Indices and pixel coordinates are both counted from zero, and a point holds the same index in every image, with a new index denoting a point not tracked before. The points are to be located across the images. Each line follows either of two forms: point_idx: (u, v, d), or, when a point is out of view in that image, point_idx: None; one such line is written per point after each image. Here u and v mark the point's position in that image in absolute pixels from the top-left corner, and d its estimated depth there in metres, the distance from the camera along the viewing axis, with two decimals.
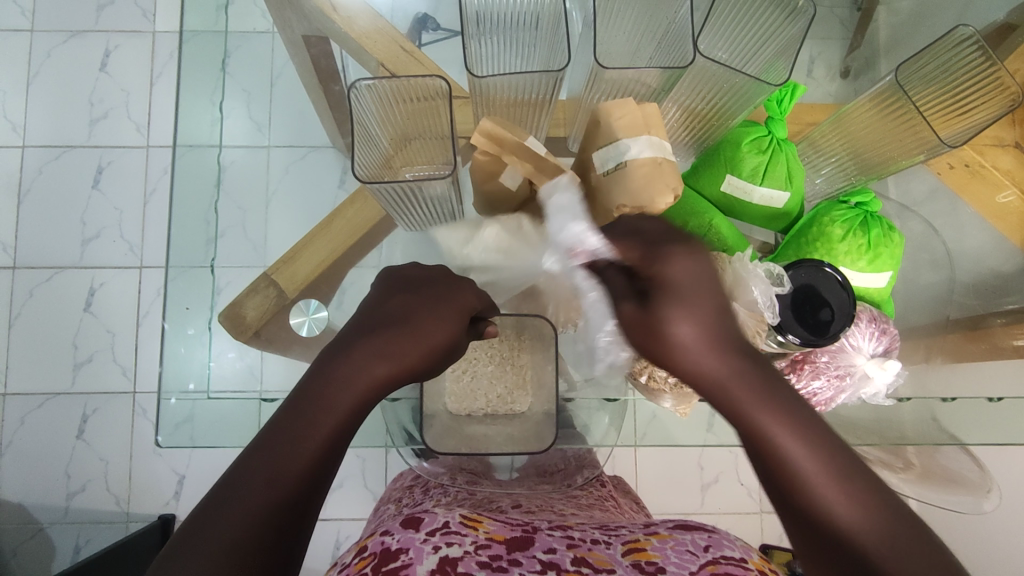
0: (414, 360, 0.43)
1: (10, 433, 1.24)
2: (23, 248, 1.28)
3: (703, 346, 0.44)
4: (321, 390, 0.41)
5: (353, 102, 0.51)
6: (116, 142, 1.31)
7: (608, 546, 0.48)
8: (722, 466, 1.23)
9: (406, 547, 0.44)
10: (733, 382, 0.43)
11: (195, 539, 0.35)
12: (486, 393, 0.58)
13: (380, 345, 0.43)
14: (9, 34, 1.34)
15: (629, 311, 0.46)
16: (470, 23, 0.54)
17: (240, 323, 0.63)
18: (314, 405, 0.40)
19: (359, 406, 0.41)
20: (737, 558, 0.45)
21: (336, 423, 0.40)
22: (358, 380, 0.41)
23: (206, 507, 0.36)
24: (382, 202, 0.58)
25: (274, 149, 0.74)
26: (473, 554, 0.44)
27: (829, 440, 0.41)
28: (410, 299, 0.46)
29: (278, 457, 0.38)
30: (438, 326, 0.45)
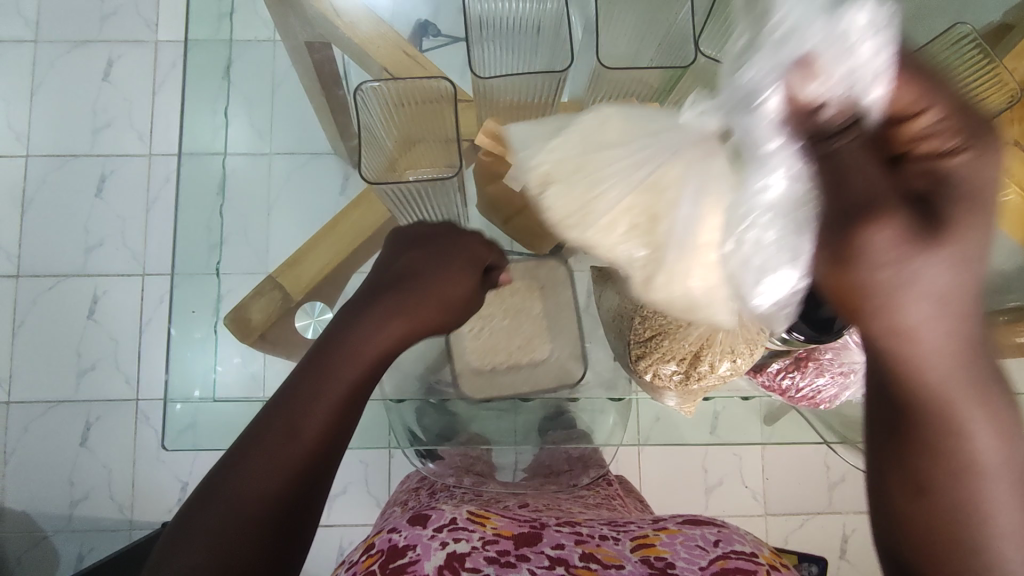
0: (424, 320, 0.46)
1: (13, 442, 1.24)
2: (26, 257, 1.29)
3: (941, 313, 0.31)
4: (333, 352, 0.43)
5: (359, 102, 0.52)
6: (119, 151, 1.32)
7: (617, 542, 0.48)
8: (726, 468, 1.23)
9: (413, 544, 0.44)
10: (949, 364, 0.32)
11: (230, 476, 0.41)
12: (506, 347, 0.59)
13: (393, 307, 0.45)
14: (12, 45, 1.35)
15: (881, 237, 0.28)
16: (473, 28, 0.55)
17: (246, 327, 0.64)
18: (329, 364, 0.43)
19: (373, 362, 0.44)
20: (748, 553, 0.45)
21: (351, 380, 0.43)
22: (373, 341, 0.44)
23: (239, 449, 0.42)
24: (387, 202, 0.58)
25: (276, 156, 0.75)
26: (481, 550, 0.45)
27: (1015, 430, 0.34)
28: (421, 258, 0.48)
29: (294, 415, 0.42)
30: (451, 285, 0.47)
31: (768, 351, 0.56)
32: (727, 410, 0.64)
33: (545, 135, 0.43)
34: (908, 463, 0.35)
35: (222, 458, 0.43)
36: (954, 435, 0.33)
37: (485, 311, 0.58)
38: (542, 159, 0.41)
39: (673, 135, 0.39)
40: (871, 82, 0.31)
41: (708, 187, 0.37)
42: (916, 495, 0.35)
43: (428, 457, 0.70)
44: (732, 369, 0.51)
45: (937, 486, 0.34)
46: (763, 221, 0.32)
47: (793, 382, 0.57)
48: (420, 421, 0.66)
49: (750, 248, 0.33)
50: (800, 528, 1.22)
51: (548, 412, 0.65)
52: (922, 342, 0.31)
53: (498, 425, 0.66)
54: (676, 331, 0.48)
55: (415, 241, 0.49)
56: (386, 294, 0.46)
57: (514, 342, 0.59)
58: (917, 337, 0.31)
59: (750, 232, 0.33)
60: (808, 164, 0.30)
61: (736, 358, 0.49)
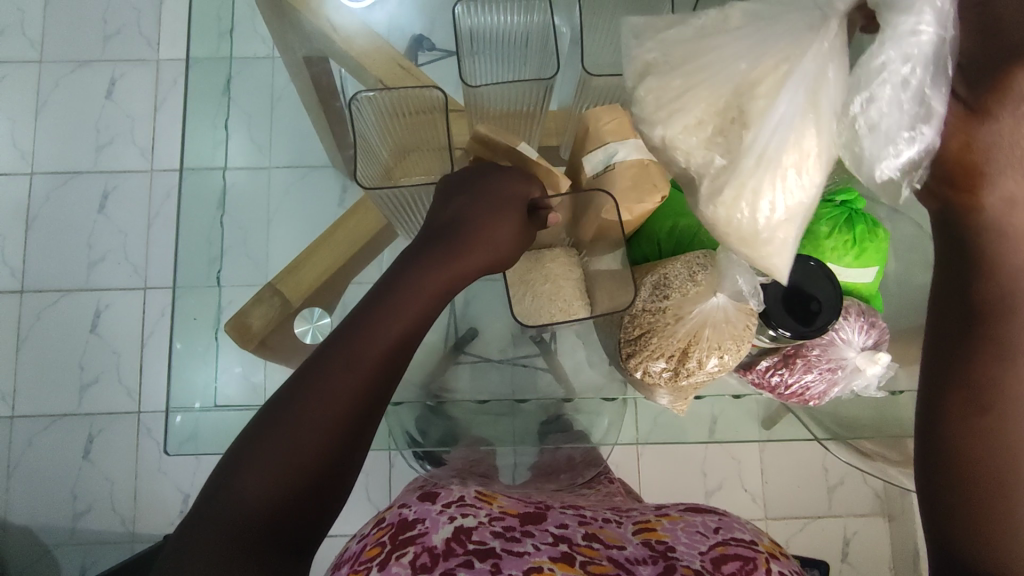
0: (470, 268, 0.48)
1: (18, 455, 1.25)
2: (31, 272, 1.31)
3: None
4: (381, 307, 0.46)
5: (354, 113, 0.54)
6: (122, 168, 1.34)
7: (619, 525, 0.50)
8: (724, 473, 1.23)
9: (423, 517, 0.46)
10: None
11: (291, 403, 0.43)
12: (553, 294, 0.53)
13: (441, 257, 0.47)
14: (17, 65, 1.38)
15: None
16: (463, 39, 0.57)
17: (246, 334, 0.66)
18: (388, 298, 0.46)
19: (433, 295, 0.47)
20: (747, 540, 0.46)
21: (408, 314, 0.46)
22: (426, 287, 0.46)
23: (299, 379, 0.44)
24: (383, 208, 0.60)
25: (275, 170, 0.76)
26: (487, 524, 0.46)
27: None
28: (471, 205, 0.49)
29: (333, 372, 0.44)
30: (500, 227, 0.48)
31: (757, 348, 0.58)
32: (722, 413, 0.65)
33: (660, 26, 0.40)
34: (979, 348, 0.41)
35: (263, 411, 0.44)
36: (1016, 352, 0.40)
37: (528, 274, 0.54)
38: (649, 46, 0.39)
39: (802, 12, 0.35)
40: None
41: (817, 81, 0.35)
42: (978, 416, 0.42)
43: (427, 458, 0.73)
44: (720, 365, 0.53)
45: (1001, 403, 0.41)
46: (904, 74, 0.33)
47: (782, 380, 0.58)
48: (421, 428, 0.68)
49: (883, 111, 0.34)
50: (801, 532, 1.22)
51: (546, 416, 0.67)
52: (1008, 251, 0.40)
53: (497, 429, 0.68)
54: (664, 329, 0.51)
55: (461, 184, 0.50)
56: (435, 247, 0.48)
57: (555, 306, 0.52)
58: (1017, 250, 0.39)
59: (886, 90, 0.33)
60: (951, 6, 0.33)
61: (723, 355, 0.52)
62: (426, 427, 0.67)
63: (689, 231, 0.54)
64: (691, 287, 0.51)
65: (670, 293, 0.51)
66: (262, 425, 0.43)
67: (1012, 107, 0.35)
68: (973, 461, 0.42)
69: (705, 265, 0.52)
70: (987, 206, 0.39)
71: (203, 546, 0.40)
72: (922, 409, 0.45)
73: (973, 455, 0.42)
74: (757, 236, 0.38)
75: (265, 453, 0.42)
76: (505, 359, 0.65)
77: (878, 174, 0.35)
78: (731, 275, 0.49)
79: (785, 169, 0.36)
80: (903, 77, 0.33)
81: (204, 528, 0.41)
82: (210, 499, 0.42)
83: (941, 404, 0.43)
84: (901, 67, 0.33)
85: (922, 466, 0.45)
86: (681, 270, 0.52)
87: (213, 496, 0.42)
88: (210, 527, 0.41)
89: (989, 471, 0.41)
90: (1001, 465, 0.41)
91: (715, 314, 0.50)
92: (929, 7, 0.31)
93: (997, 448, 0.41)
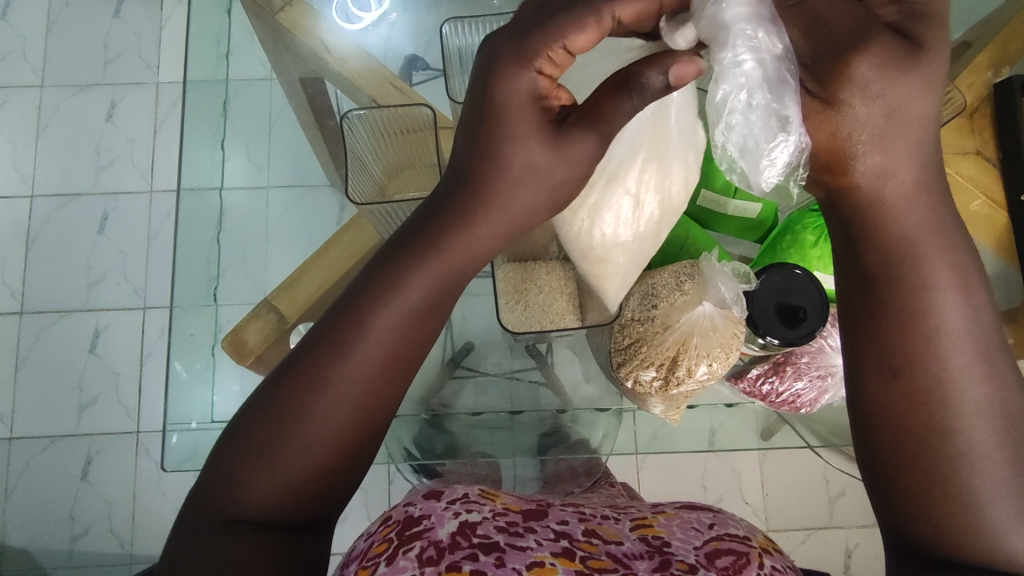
0: (497, 229, 0.41)
1: (15, 477, 1.25)
2: (31, 293, 1.31)
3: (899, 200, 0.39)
4: (400, 266, 0.41)
5: (346, 130, 0.56)
6: (121, 189, 1.36)
7: (617, 521, 0.49)
8: (725, 485, 1.23)
9: (428, 514, 0.45)
10: (925, 237, 0.39)
11: (330, 346, 0.41)
12: (542, 312, 0.54)
13: (466, 212, 0.41)
14: (19, 90, 1.41)
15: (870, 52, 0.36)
16: (452, 56, 0.62)
17: (243, 349, 0.66)
18: (430, 238, 0.41)
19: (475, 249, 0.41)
20: (740, 535, 0.46)
21: (451, 258, 0.41)
22: (453, 247, 0.41)
23: (340, 317, 0.42)
24: (376, 223, 0.62)
25: (273, 189, 0.79)
26: (492, 519, 0.45)
27: (967, 280, 0.39)
28: (500, 144, 0.39)
29: (354, 331, 0.41)
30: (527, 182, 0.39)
31: (747, 357, 0.59)
32: (722, 425, 0.65)
33: None
34: (890, 314, 0.40)
35: (287, 363, 0.43)
36: (923, 314, 0.39)
37: (523, 285, 0.55)
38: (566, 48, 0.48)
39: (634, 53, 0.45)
40: None
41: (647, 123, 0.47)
42: (891, 380, 0.40)
43: (423, 472, 0.74)
44: (709, 375, 0.54)
45: (916, 365, 0.39)
46: (743, 101, 0.39)
47: (773, 388, 0.58)
48: (421, 444, 0.67)
49: (741, 134, 0.40)
50: (803, 544, 1.22)
51: (545, 428, 0.68)
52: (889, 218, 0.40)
53: (494, 441, 0.68)
54: (654, 338, 0.52)
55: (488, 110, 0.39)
56: (459, 199, 0.41)
57: (547, 317, 0.54)
58: (904, 216, 0.39)
59: (736, 117, 0.39)
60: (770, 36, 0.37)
61: (712, 363, 0.53)
62: (426, 443, 0.67)
63: (677, 242, 0.59)
64: (678, 296, 0.53)
65: (658, 302, 0.53)
66: (301, 366, 0.41)
67: (858, 92, 0.36)
68: (898, 425, 0.40)
69: (691, 274, 0.54)
70: (862, 181, 0.39)
71: (225, 494, 0.40)
72: (846, 379, 0.43)
73: (904, 424, 0.39)
74: (591, 247, 0.49)
75: (286, 411, 0.41)
76: (501, 373, 0.69)
77: (763, 183, 0.40)
78: (713, 282, 0.52)
79: (627, 187, 0.48)
80: (744, 105, 0.39)
81: (226, 472, 0.41)
82: (240, 452, 0.41)
83: (860, 368, 0.41)
84: (734, 95, 0.39)
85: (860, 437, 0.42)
86: (668, 279, 0.54)
87: (234, 444, 0.41)
88: (231, 471, 0.41)
89: (917, 435, 0.39)
90: (922, 430, 0.39)
91: (701, 321, 0.51)
92: (743, 42, 0.37)
93: (922, 428, 0.39)
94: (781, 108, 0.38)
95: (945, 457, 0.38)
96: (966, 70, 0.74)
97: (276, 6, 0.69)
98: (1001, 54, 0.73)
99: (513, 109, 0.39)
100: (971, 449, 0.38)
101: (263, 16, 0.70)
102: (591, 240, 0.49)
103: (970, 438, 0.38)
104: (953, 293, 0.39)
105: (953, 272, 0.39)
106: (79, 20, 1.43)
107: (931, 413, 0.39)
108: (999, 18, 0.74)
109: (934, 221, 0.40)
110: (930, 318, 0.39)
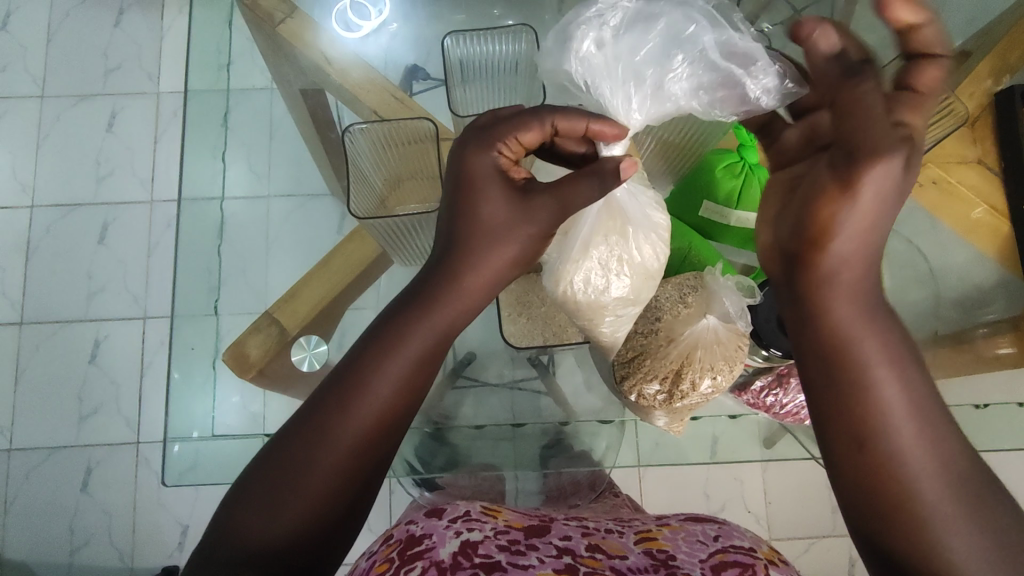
0: (488, 280, 0.45)
1: (14, 489, 1.24)
2: (31, 303, 1.31)
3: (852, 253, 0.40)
4: (405, 318, 0.44)
5: (348, 145, 0.56)
6: (121, 199, 1.36)
7: (622, 535, 0.49)
8: (727, 493, 1.23)
9: (429, 533, 0.44)
10: (849, 300, 0.40)
11: (340, 386, 0.42)
12: (543, 331, 0.57)
13: (462, 268, 0.44)
14: (19, 100, 1.41)
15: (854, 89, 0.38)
16: (455, 68, 0.62)
17: (244, 362, 0.66)
18: (428, 287, 0.45)
19: (474, 291, 0.45)
20: (746, 546, 0.46)
21: (452, 299, 0.44)
22: (455, 293, 0.44)
23: (348, 362, 0.43)
24: (380, 236, 0.62)
25: (273, 200, 0.77)
26: (493, 538, 0.45)
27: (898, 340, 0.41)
28: (478, 207, 0.44)
29: (363, 377, 0.42)
30: (504, 226, 0.44)
31: (750, 369, 0.60)
32: (723, 431, 0.62)
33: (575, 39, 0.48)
34: (845, 378, 0.40)
35: (298, 411, 0.43)
36: (866, 380, 0.40)
37: (525, 295, 0.57)
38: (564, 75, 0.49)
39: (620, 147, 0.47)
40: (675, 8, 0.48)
41: (610, 209, 0.50)
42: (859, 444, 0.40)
43: (426, 484, 0.73)
44: (714, 387, 0.53)
45: (879, 426, 0.39)
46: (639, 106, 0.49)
47: (777, 400, 0.59)
48: (421, 458, 0.67)
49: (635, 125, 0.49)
50: (806, 553, 1.21)
51: (547, 441, 0.66)
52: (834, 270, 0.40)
53: (497, 453, 0.66)
54: (658, 350, 0.52)
55: (463, 182, 0.44)
56: (450, 257, 0.45)
57: (550, 329, 0.57)
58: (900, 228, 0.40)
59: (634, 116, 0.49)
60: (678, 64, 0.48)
61: (717, 375, 0.52)
62: (427, 457, 0.66)
63: (677, 253, 0.59)
64: (681, 309, 0.53)
65: (662, 315, 0.53)
66: (312, 407, 0.42)
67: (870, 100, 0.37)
68: (875, 491, 0.39)
69: (695, 287, 0.54)
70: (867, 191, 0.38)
71: (235, 548, 0.39)
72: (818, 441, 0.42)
73: (881, 489, 0.39)
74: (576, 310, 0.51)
75: (300, 449, 0.41)
76: (503, 383, 0.70)
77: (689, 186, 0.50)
78: (719, 296, 0.52)
79: (600, 261, 0.50)
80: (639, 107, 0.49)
81: (235, 525, 0.40)
82: (254, 492, 0.41)
83: (829, 433, 0.41)
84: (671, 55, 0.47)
85: (845, 502, 0.41)
86: (672, 292, 0.54)
87: (243, 495, 0.41)
88: (242, 522, 0.40)
89: (896, 497, 0.39)
90: (899, 493, 0.39)
91: (704, 333, 0.51)
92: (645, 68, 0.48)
93: (896, 490, 0.39)
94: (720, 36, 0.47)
95: (932, 514, 0.38)
96: (967, 79, 0.74)
97: (277, 19, 0.70)
98: (1001, 64, 0.73)
99: (481, 181, 0.44)
100: (949, 502, 0.38)
101: (264, 28, 0.70)
102: (578, 302, 0.51)
103: (942, 492, 0.38)
104: (884, 351, 0.40)
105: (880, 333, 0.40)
106: (80, 30, 1.44)
107: (903, 478, 0.39)
108: (999, 25, 0.73)
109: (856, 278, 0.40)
110: (872, 383, 0.40)
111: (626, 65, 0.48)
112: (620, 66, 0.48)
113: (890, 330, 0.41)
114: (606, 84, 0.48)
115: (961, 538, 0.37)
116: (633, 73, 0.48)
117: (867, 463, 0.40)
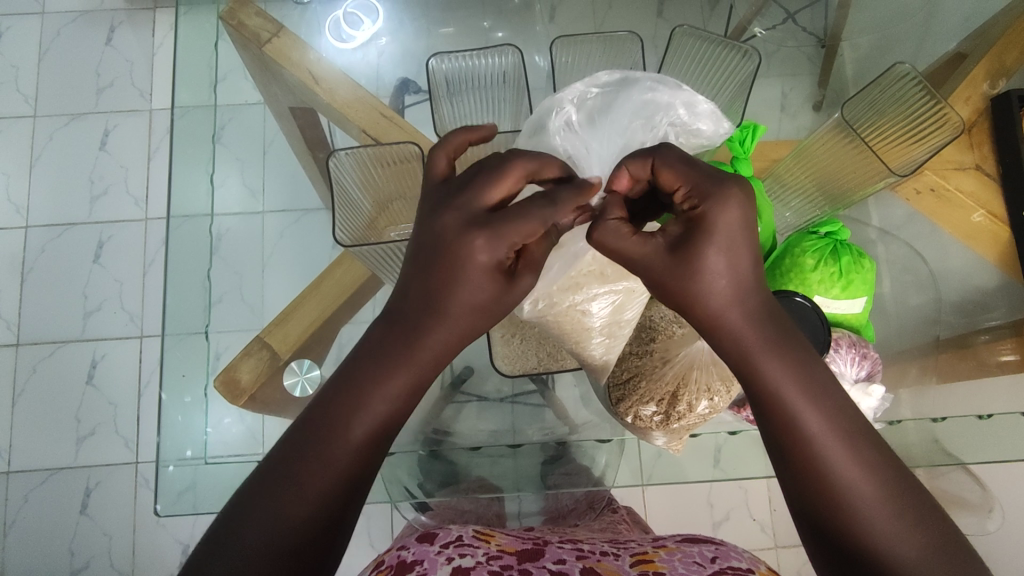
0: (461, 330, 0.40)
1: (15, 511, 1.24)
2: (26, 324, 1.31)
3: (733, 279, 0.39)
4: (372, 367, 0.40)
5: (334, 169, 0.55)
6: (115, 217, 1.35)
7: (617, 558, 0.48)
8: (730, 502, 1.22)
9: (420, 559, 0.43)
10: (751, 338, 0.39)
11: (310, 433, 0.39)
12: (535, 353, 0.59)
13: (427, 321, 0.39)
14: (12, 120, 1.40)
15: None
16: (440, 85, 0.62)
17: (236, 388, 0.64)
18: (395, 331, 0.40)
19: (452, 338, 0.41)
20: (743, 568, 0.45)
21: (427, 345, 0.40)
22: (432, 338, 0.40)
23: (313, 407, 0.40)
24: (370, 260, 0.61)
25: (269, 215, 0.77)
26: (485, 564, 0.43)
27: (822, 385, 0.39)
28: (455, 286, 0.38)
29: (338, 429, 0.39)
30: (477, 290, 0.38)
31: None
32: (727, 444, 0.58)
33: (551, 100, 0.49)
34: (784, 438, 0.39)
35: (264, 464, 0.39)
36: (788, 419, 0.39)
37: (518, 321, 0.56)
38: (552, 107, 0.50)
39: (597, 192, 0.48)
40: (616, 76, 0.49)
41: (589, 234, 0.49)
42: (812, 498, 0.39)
43: (425, 509, 0.72)
44: (711, 408, 0.53)
45: (827, 480, 0.38)
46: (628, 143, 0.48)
47: None
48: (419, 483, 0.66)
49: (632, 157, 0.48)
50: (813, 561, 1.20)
51: (547, 456, 0.63)
52: (724, 306, 0.39)
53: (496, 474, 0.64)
54: (652, 372, 0.53)
55: (439, 257, 0.38)
56: (423, 308, 0.39)
57: (544, 349, 0.58)
58: None
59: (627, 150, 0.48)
60: (653, 111, 0.48)
61: (712, 397, 0.52)
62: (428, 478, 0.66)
63: None
64: (677, 329, 0.52)
65: (657, 337, 0.53)
66: (279, 459, 0.39)
67: None
68: (824, 524, 0.39)
69: None
70: None
71: None
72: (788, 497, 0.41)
73: (844, 535, 0.38)
74: (570, 331, 0.52)
75: (267, 503, 0.38)
76: (503, 398, 0.70)
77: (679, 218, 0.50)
78: None
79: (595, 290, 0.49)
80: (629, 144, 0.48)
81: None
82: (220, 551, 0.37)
83: (792, 487, 0.40)
84: (648, 117, 0.48)
85: (799, 527, 0.41)
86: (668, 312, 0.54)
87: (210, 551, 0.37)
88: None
89: (843, 528, 0.38)
90: (864, 541, 0.38)
91: (699, 356, 0.51)
92: (620, 113, 0.48)
93: (850, 534, 0.38)
94: (687, 92, 0.48)
95: (893, 553, 0.38)
96: (963, 83, 0.73)
97: (265, 38, 0.70)
98: (998, 65, 0.72)
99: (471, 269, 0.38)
100: (897, 532, 0.38)
101: (252, 47, 0.70)
102: (574, 319, 0.51)
103: (887, 513, 0.38)
104: (810, 397, 0.39)
105: (786, 362, 0.39)
106: (70, 49, 1.44)
107: (861, 525, 0.38)
108: (995, 26, 0.73)
109: (745, 306, 0.39)
110: (796, 421, 0.39)
111: (608, 130, 0.48)
112: (606, 128, 0.48)
113: (806, 363, 0.40)
114: (592, 146, 0.48)
115: (909, 555, 0.38)
116: (620, 145, 0.48)
117: (824, 514, 0.39)
